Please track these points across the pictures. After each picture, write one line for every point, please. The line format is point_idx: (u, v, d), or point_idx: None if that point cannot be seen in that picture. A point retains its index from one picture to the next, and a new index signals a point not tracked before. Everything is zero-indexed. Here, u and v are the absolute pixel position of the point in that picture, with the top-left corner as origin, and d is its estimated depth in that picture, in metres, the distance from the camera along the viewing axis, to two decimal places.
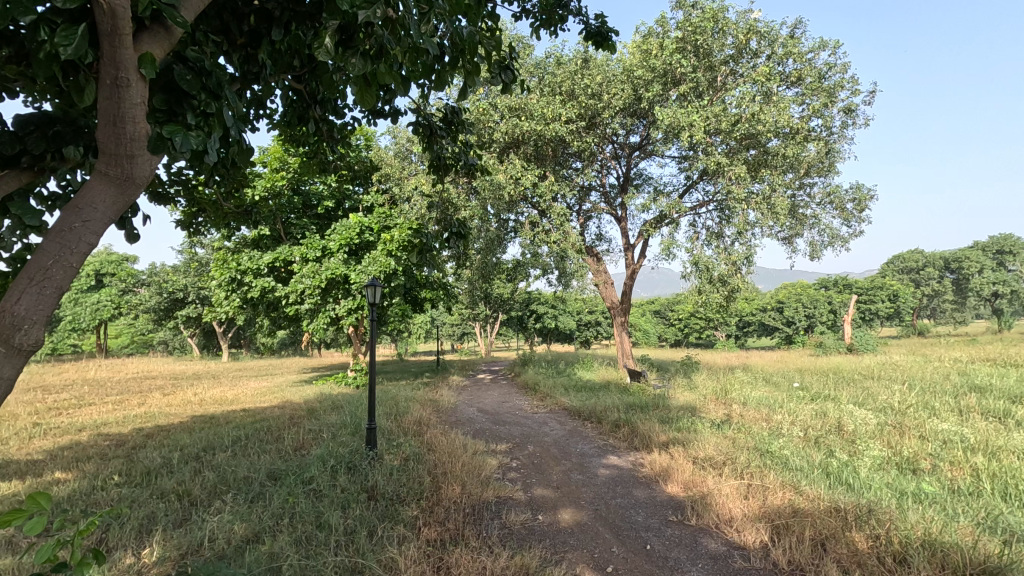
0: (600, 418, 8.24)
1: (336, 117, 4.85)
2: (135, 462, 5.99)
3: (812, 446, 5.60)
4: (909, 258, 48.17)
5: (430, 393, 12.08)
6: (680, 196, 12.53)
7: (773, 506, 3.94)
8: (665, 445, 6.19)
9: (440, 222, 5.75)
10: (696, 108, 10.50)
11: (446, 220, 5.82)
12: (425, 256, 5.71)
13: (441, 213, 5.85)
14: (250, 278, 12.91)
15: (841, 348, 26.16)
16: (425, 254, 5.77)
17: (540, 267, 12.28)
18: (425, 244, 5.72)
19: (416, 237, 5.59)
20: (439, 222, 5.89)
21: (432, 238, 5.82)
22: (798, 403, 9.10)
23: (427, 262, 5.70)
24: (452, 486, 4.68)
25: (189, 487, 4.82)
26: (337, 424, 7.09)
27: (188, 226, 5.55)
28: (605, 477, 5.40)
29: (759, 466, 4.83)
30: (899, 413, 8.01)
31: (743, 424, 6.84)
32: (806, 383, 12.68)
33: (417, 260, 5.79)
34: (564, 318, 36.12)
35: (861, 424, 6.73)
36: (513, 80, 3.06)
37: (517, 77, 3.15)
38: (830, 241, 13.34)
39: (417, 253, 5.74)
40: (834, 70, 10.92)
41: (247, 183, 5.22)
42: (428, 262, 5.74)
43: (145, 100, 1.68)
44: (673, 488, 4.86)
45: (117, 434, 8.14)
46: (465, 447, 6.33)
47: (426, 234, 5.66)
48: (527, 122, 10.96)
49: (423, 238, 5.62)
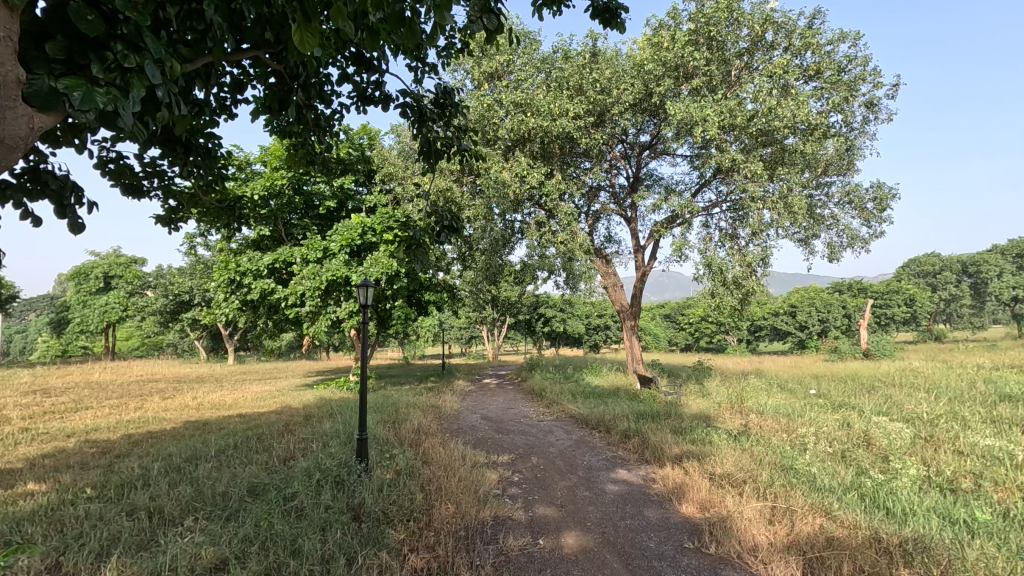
0: (608, 427, 7.80)
1: (322, 103, 4.53)
2: (112, 473, 5.65)
3: (841, 462, 5.15)
4: (926, 262, 47.24)
5: (433, 398, 11.72)
6: (692, 195, 12.09)
7: (804, 535, 3.52)
8: (678, 459, 5.73)
9: (433, 215, 5.31)
10: (709, 102, 10.07)
11: (440, 213, 5.37)
12: (416, 252, 5.22)
13: (433, 206, 5.41)
14: (248, 280, 12.61)
15: (858, 354, 25.49)
16: (416, 253, 5.28)
17: (547, 269, 11.90)
18: (415, 238, 5.22)
19: (406, 231, 5.13)
20: (432, 215, 5.44)
21: (423, 234, 5.35)
22: (818, 411, 8.62)
23: (418, 261, 5.19)
24: (446, 507, 4.30)
25: (162, 503, 4.45)
26: (330, 433, 6.70)
27: (168, 224, 5.17)
28: (613, 494, 4.97)
29: (783, 485, 4.39)
30: (929, 424, 7.51)
31: (763, 435, 6.40)
32: (824, 390, 12.22)
33: (407, 259, 5.31)
34: (572, 322, 35.62)
35: (891, 436, 6.25)
36: (500, 25, 2.71)
37: (502, 26, 2.82)
38: (849, 242, 12.83)
39: (406, 252, 5.23)
40: (854, 63, 10.44)
41: (229, 174, 4.88)
42: (420, 260, 5.25)
43: (13, 39, 1.33)
44: (688, 509, 4.41)
45: (104, 441, 7.82)
46: (465, 459, 5.92)
47: (419, 230, 5.21)
48: (533, 117, 10.56)
49: (413, 232, 5.19)
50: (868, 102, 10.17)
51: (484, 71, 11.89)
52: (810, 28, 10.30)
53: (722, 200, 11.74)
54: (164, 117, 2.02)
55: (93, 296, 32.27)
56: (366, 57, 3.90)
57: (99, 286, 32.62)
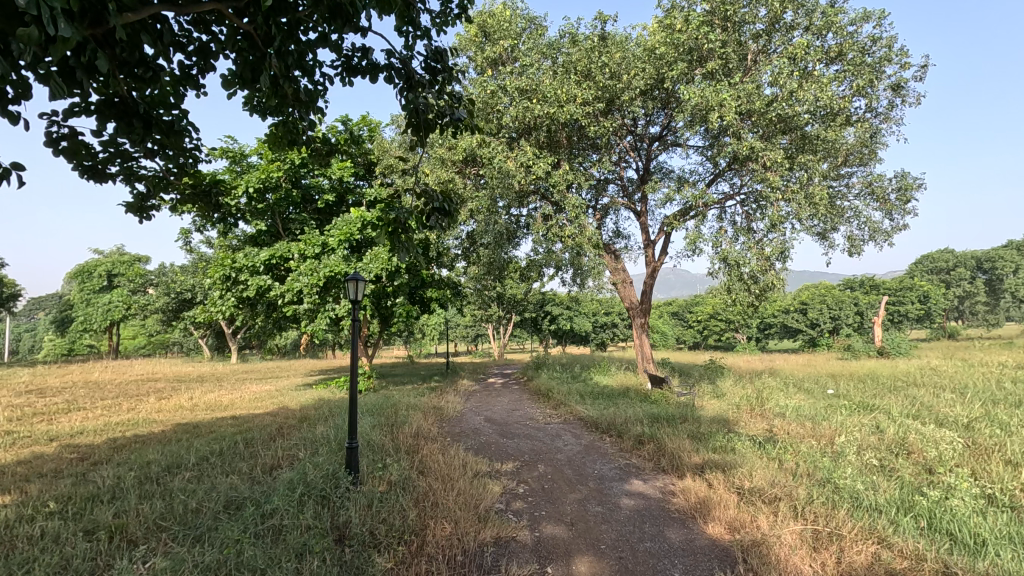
0: (621, 432, 7.29)
1: (301, 73, 4.03)
2: (83, 484, 5.19)
3: (884, 475, 4.62)
4: (939, 257, 46.39)
5: (436, 399, 11.27)
6: (706, 186, 11.57)
7: (857, 569, 3.05)
8: (700, 469, 5.22)
9: (420, 195, 4.62)
10: (726, 85, 9.54)
11: (429, 194, 4.69)
12: (399, 238, 4.42)
13: (422, 187, 4.75)
14: (245, 276, 12.20)
15: (872, 352, 24.81)
16: (398, 238, 4.46)
17: (554, 264, 11.41)
18: (398, 221, 4.54)
19: (388, 213, 4.47)
20: (420, 196, 4.77)
21: (407, 216, 4.65)
22: (843, 414, 8.10)
23: (401, 248, 4.35)
24: (441, 530, 3.83)
25: (127, 521, 4.00)
26: (322, 438, 6.24)
27: (139, 213, 4.67)
28: (629, 509, 4.47)
29: (824, 503, 3.90)
30: (970, 429, 6.95)
31: (791, 442, 5.87)
32: (843, 390, 11.69)
33: (388, 244, 4.48)
34: (579, 320, 35.13)
35: (934, 443, 5.71)
36: None
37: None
38: (871, 235, 12.23)
39: (388, 236, 4.52)
40: (879, 44, 9.85)
41: (201, 155, 4.36)
42: (404, 247, 4.41)
43: None
44: (715, 529, 3.91)
45: (86, 446, 7.40)
46: (465, 468, 5.43)
47: (402, 211, 4.53)
48: (538, 105, 10.06)
49: (395, 214, 4.49)
50: (896, 84, 9.55)
51: (488, 57, 11.35)
52: (833, 7, 9.73)
53: (737, 192, 11.21)
54: (33, 39, 1.65)
55: (96, 295, 32.18)
56: (347, 14, 3.40)
57: (102, 283, 32.45)
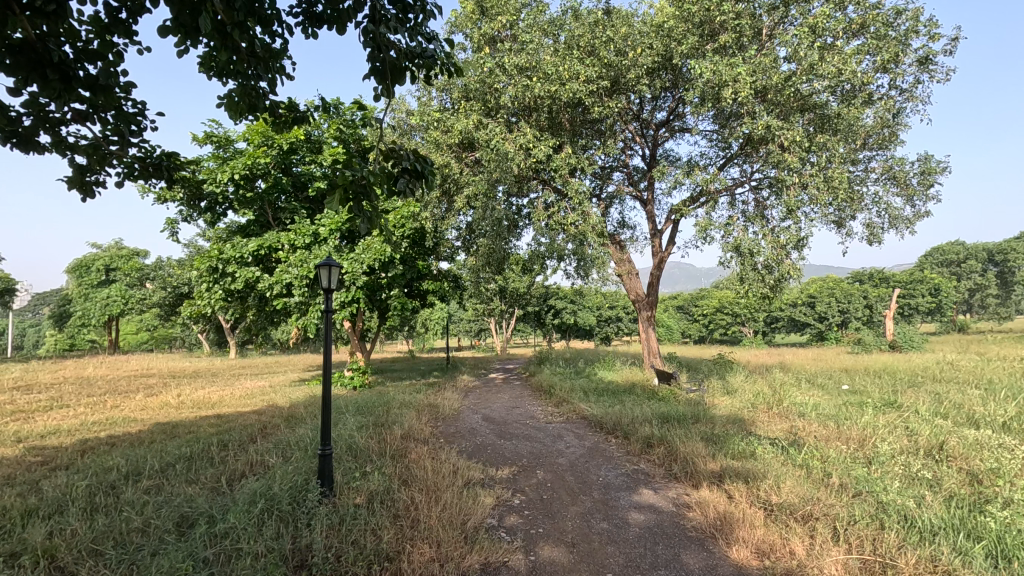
0: (628, 433, 6.73)
1: (256, 22, 3.46)
2: (27, 495, 4.65)
3: (932, 488, 4.03)
4: (950, 249, 45.48)
5: (433, 396, 10.70)
6: (717, 171, 10.95)
7: None
8: (717, 478, 4.65)
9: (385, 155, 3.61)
10: (738, 59, 8.90)
11: (398, 153, 3.68)
12: (361, 206, 3.60)
13: (389, 144, 3.76)
14: (232, 267, 11.61)
15: (883, 346, 24.08)
16: (360, 205, 3.60)
17: (556, 254, 10.80)
18: (359, 185, 3.43)
19: (344, 173, 3.28)
20: (387, 156, 3.78)
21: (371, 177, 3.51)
22: (867, 412, 7.52)
23: (363, 218, 3.56)
24: (418, 555, 3.26)
25: (58, 542, 3.47)
26: (300, 442, 5.69)
27: (81, 187, 4.07)
28: (638, 526, 3.91)
29: (869, 525, 3.33)
30: (1008, 430, 6.35)
31: (818, 446, 5.29)
32: (859, 386, 11.09)
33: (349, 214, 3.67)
34: (584, 314, 34.44)
35: (978, 448, 5.10)
36: None
37: None
38: (891, 223, 11.57)
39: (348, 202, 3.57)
40: (904, 17, 9.17)
41: (145, 119, 3.76)
42: (366, 218, 3.56)
43: None
44: (740, 553, 3.35)
45: (52, 448, 6.88)
46: (455, 475, 4.88)
47: (362, 170, 3.36)
48: (538, 83, 9.45)
49: (354, 174, 3.31)
50: (923, 58, 8.89)
51: (484, 34, 10.77)
52: None
53: (750, 177, 10.59)
54: None
55: (94, 289, 31.74)
56: None
57: (101, 278, 31.90)
